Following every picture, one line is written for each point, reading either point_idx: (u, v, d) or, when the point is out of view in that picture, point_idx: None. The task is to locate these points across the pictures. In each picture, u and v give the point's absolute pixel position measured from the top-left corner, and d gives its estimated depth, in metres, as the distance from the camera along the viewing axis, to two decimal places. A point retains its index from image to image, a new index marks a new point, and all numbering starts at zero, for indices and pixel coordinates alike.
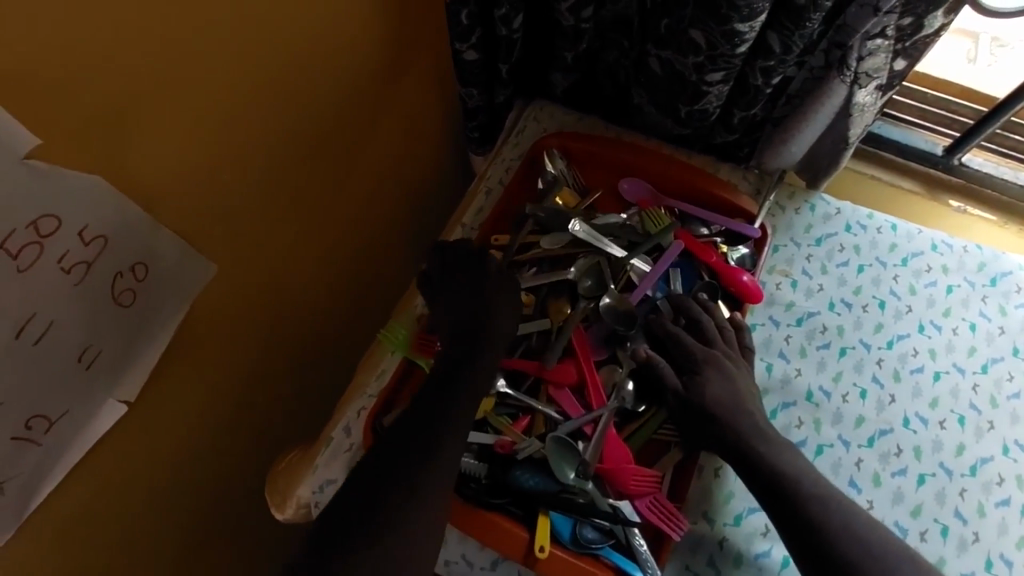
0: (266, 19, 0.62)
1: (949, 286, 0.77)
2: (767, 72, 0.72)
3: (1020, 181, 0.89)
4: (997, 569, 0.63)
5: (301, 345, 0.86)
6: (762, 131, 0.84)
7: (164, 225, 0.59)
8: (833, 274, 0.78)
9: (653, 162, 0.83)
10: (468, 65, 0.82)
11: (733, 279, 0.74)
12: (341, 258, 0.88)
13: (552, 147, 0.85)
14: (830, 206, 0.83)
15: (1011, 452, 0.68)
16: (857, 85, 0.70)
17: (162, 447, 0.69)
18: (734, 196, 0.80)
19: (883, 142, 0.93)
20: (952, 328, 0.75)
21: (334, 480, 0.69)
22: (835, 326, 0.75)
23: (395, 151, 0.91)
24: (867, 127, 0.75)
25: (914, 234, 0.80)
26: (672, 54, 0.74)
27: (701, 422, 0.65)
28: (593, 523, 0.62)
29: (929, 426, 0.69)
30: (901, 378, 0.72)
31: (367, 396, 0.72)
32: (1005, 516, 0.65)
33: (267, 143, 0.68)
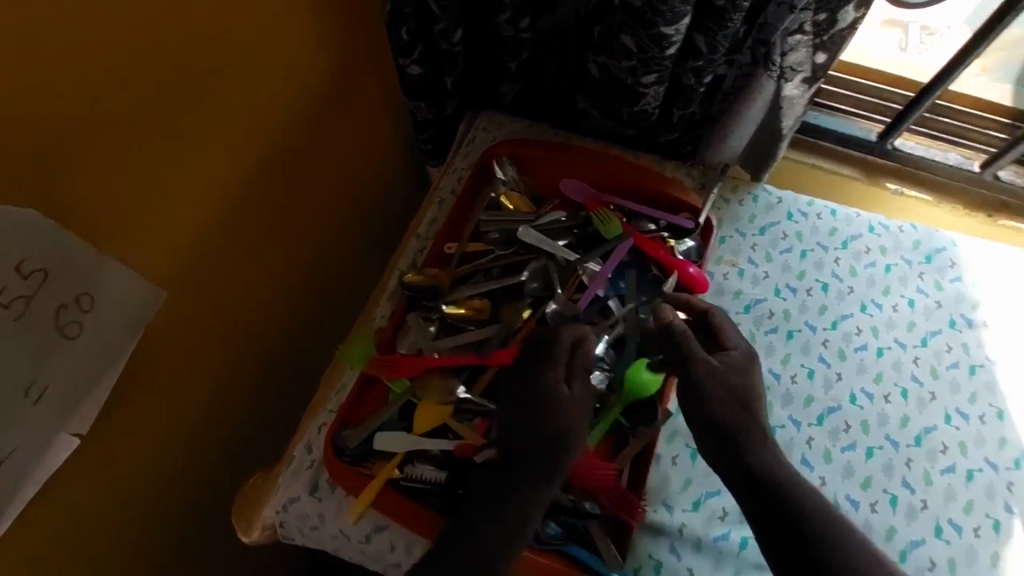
0: (203, 44, 0.63)
1: (887, 265, 0.80)
2: (698, 71, 0.75)
3: (950, 161, 0.93)
4: (947, 534, 0.66)
5: (261, 366, 0.86)
6: (703, 128, 0.86)
7: (109, 255, 0.60)
8: (777, 261, 0.81)
9: (599, 164, 0.85)
10: (413, 79, 0.84)
11: (681, 272, 0.76)
12: (298, 277, 0.88)
13: (502, 155, 0.87)
14: (771, 196, 0.86)
15: (953, 420, 0.71)
16: (784, 79, 0.73)
17: (122, 478, 0.69)
18: (678, 191, 0.83)
19: (822, 131, 0.96)
20: (892, 305, 0.78)
21: (298, 498, 0.68)
22: (781, 311, 0.78)
23: (346, 168, 0.92)
24: (798, 118, 0.78)
25: (851, 218, 0.84)
26: (608, 59, 0.76)
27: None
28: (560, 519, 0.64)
29: (875, 400, 0.72)
30: (846, 357, 0.75)
31: (328, 412, 0.72)
32: (950, 483, 0.68)
33: (213, 167, 0.69)
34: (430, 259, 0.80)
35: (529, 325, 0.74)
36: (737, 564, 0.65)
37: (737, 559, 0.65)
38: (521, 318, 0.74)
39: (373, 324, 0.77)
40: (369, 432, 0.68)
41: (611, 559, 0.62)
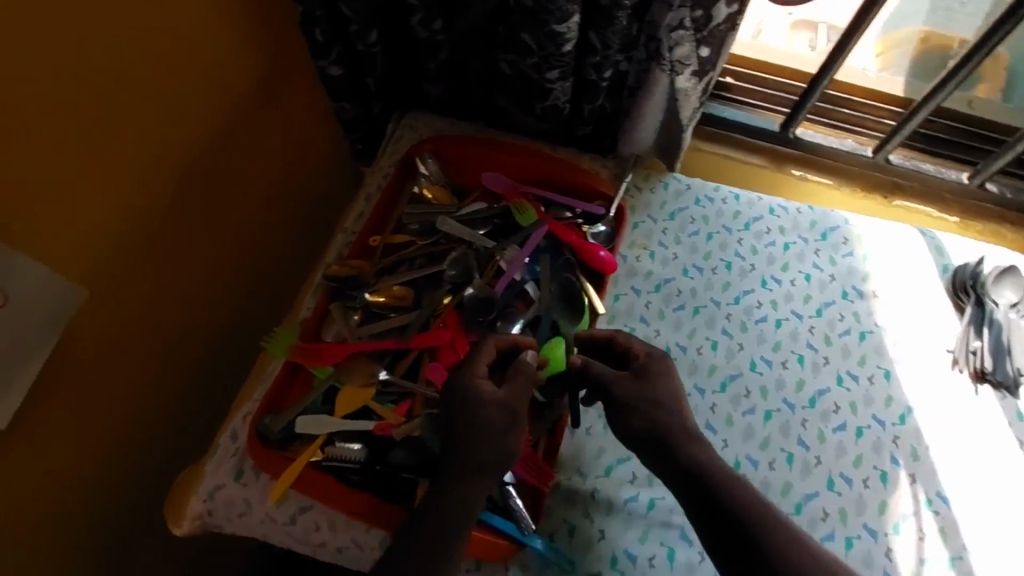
0: (114, 48, 0.65)
1: (786, 243, 0.86)
2: (597, 67, 0.80)
3: (846, 147, 1.01)
4: (838, 487, 0.71)
5: (196, 363, 0.87)
6: (617, 122, 0.92)
7: (23, 252, 0.62)
8: (685, 243, 0.86)
9: (517, 158, 0.90)
10: (335, 80, 0.88)
11: (592, 255, 0.81)
12: (231, 275, 0.90)
13: (426, 152, 0.91)
14: (681, 182, 0.91)
15: (844, 382, 0.77)
16: (675, 73, 0.79)
17: (47, 480, 0.69)
18: (591, 179, 0.88)
19: (734, 124, 1.03)
20: (791, 280, 0.84)
21: (223, 485, 0.70)
22: (689, 289, 0.82)
23: (277, 168, 0.94)
24: (696, 109, 0.84)
25: (754, 201, 0.90)
26: (516, 57, 0.81)
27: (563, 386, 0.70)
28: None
29: (773, 367, 0.77)
30: (748, 328, 0.80)
31: (253, 401, 0.74)
32: (842, 439, 0.73)
33: (130, 167, 0.71)
34: (353, 251, 0.83)
35: (450, 310, 0.77)
36: (644, 524, 0.68)
37: (645, 519, 0.69)
38: (443, 304, 0.78)
39: (299, 316, 0.80)
40: (292, 417, 0.71)
41: (523, 524, 0.66)
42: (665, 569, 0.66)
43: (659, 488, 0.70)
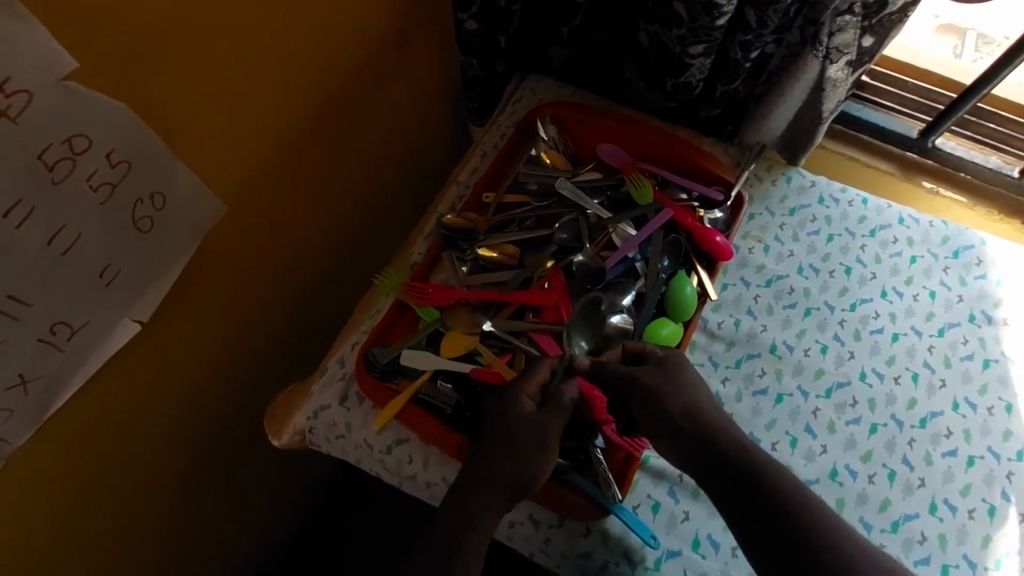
0: None
1: (913, 256, 0.82)
2: (745, 46, 0.77)
3: (990, 166, 0.94)
4: (941, 513, 0.67)
5: (302, 292, 0.93)
6: (745, 109, 0.89)
7: (181, 160, 0.65)
8: (803, 242, 0.83)
9: (638, 132, 0.88)
10: (469, 34, 0.88)
11: (707, 239, 0.78)
12: (339, 211, 0.94)
13: (546, 116, 0.90)
14: (805, 179, 0.88)
15: (960, 409, 0.73)
16: (829, 60, 0.75)
17: (170, 372, 0.75)
18: (713, 164, 0.85)
19: (862, 124, 0.98)
20: (913, 294, 0.79)
21: (328, 406, 0.74)
22: (802, 288, 0.80)
23: (395, 116, 0.97)
24: (840, 102, 0.81)
25: (883, 208, 0.85)
26: (659, 27, 0.79)
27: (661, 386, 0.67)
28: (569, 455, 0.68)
29: (884, 381, 0.74)
30: (861, 337, 0.76)
31: (361, 333, 0.78)
32: (951, 466, 0.70)
33: (280, 96, 0.74)
34: (467, 204, 0.84)
35: (555, 272, 0.77)
36: None
37: None
38: (546, 266, 0.78)
39: (410, 259, 0.82)
40: (397, 351, 0.73)
41: (609, 492, 0.66)
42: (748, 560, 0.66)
43: None
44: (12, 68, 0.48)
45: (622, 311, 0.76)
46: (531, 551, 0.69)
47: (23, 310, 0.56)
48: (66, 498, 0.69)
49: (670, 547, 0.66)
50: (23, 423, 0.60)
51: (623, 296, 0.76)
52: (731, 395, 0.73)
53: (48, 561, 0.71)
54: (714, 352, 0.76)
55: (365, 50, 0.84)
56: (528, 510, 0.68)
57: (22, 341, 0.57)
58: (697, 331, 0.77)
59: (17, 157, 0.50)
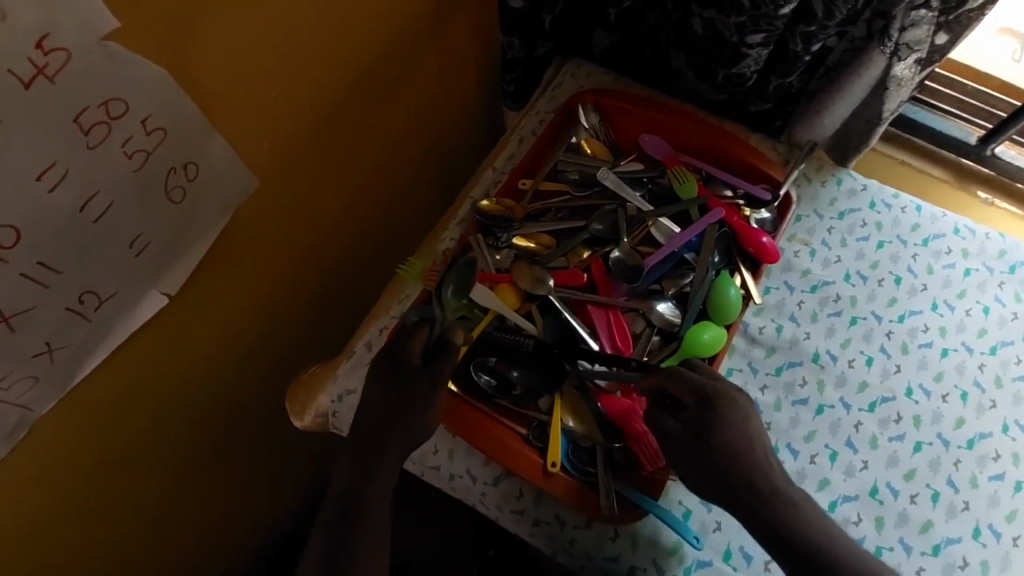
0: None
1: (967, 269, 0.78)
2: (807, 37, 0.73)
3: None
4: (984, 538, 0.65)
5: (329, 270, 0.91)
6: (797, 104, 0.85)
7: (217, 131, 0.62)
8: (852, 248, 0.80)
9: (685, 125, 0.84)
10: (513, 13, 0.85)
11: (752, 240, 0.75)
12: (369, 191, 0.91)
13: (588, 103, 0.87)
14: (856, 182, 0.84)
15: (1010, 431, 0.69)
16: (896, 57, 0.71)
17: (194, 347, 0.73)
18: (762, 161, 0.81)
19: (917, 127, 0.93)
20: (965, 309, 0.76)
21: (353, 391, 0.72)
22: (849, 296, 0.77)
23: (431, 94, 0.94)
24: (902, 102, 0.76)
25: (937, 216, 0.81)
26: (716, 14, 0.75)
27: (720, 441, 0.64)
28: (576, 465, 0.65)
29: (931, 398, 0.71)
30: (909, 351, 0.73)
31: (389, 317, 0.75)
32: (997, 490, 0.67)
33: (320, 66, 0.71)
34: (503, 189, 0.81)
35: (596, 263, 0.75)
36: None
37: None
38: (585, 257, 0.76)
39: (441, 245, 0.79)
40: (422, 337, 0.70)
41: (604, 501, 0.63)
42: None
43: None
44: (52, 24, 0.45)
45: (668, 300, 0.74)
46: (554, 551, 0.67)
47: (52, 278, 0.54)
48: (87, 468, 0.68)
49: (701, 557, 0.64)
50: (49, 390, 0.59)
51: (662, 301, 0.73)
52: (770, 404, 0.71)
53: (68, 530, 0.70)
54: (754, 357, 0.74)
55: (407, 25, 0.81)
56: (554, 509, 0.66)
57: (49, 308, 0.55)
58: (737, 334, 0.74)
59: (52, 119, 0.48)
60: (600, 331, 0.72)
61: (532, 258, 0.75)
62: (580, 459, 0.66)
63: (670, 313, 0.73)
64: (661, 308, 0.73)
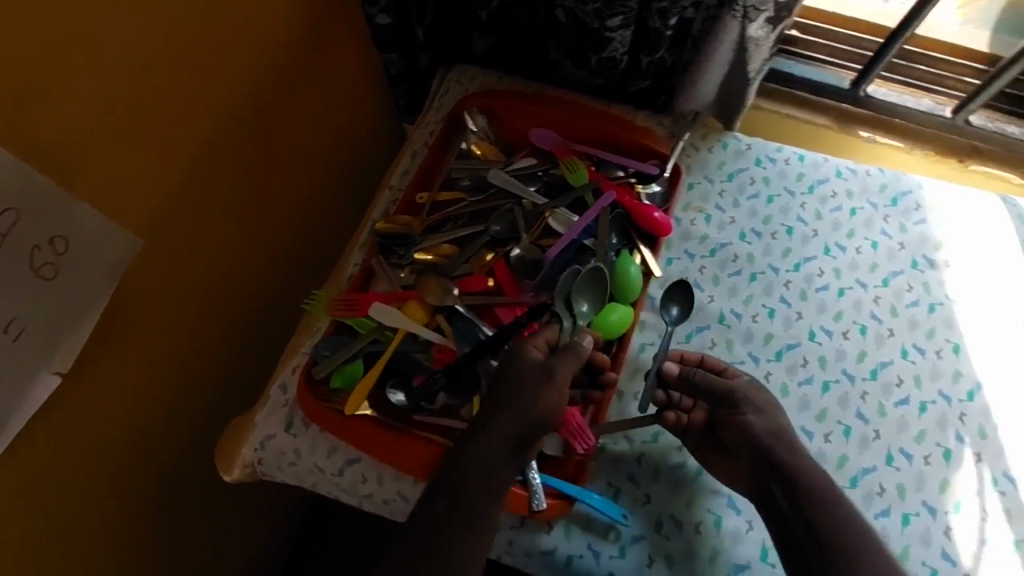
0: None
1: (853, 209, 0.82)
2: (663, 13, 0.74)
3: (923, 108, 0.93)
4: (897, 462, 0.68)
5: (244, 313, 0.89)
6: (675, 77, 0.87)
7: (81, 200, 0.60)
8: (744, 206, 0.83)
9: (570, 114, 0.86)
10: (381, 30, 0.85)
11: (645, 216, 0.77)
12: (274, 230, 0.90)
13: (475, 107, 0.87)
14: (741, 143, 0.87)
15: (909, 355, 0.73)
16: (747, 19, 0.73)
17: (107, 420, 0.71)
18: (646, 137, 0.84)
19: (795, 80, 0.96)
20: (856, 248, 0.79)
21: (274, 435, 0.71)
22: (746, 254, 0.79)
23: (323, 120, 0.93)
24: (765, 62, 0.78)
25: (820, 163, 0.85)
26: (574, 3, 0.76)
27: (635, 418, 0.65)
28: None
29: (833, 337, 0.74)
30: (808, 297, 0.76)
31: (302, 354, 0.74)
32: (904, 414, 0.70)
33: (187, 115, 0.70)
34: (400, 206, 0.81)
35: (498, 264, 0.76)
36: (692, 490, 0.67)
37: (692, 486, 0.67)
38: (487, 259, 0.76)
39: (346, 271, 0.79)
40: (332, 369, 0.70)
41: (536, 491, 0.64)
42: (711, 537, 0.65)
43: None
44: None
45: None
46: (497, 555, 0.67)
47: None
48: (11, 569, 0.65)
49: (634, 533, 0.65)
50: None
51: None
52: None
53: None
54: (664, 329, 0.76)
55: (277, 58, 0.80)
56: None
57: None
58: (644, 310, 0.76)
59: None
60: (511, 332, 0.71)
61: (436, 270, 0.75)
62: None
63: (578, 301, 0.73)
64: (568, 298, 0.73)
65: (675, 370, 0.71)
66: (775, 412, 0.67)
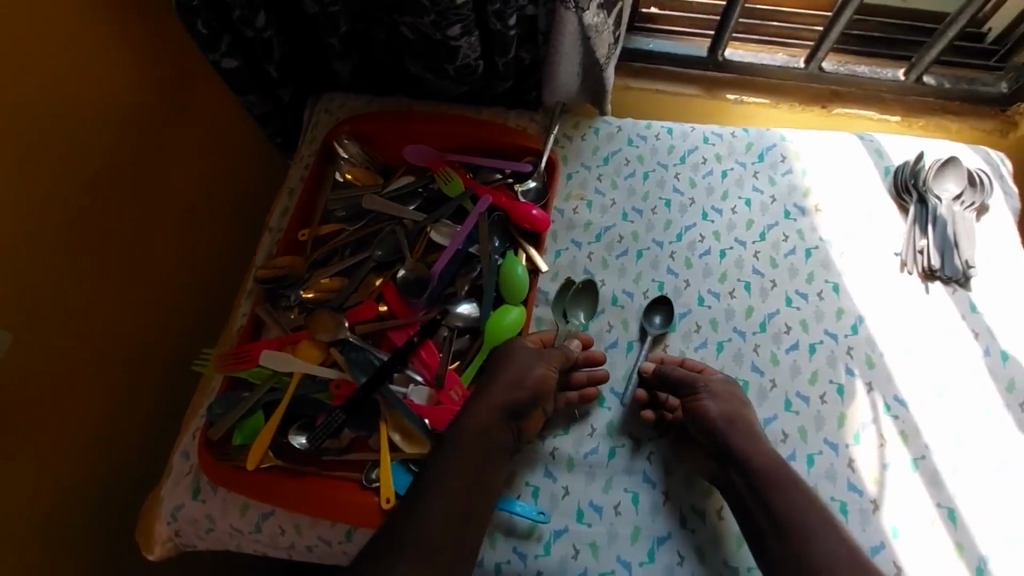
0: None
1: (724, 171, 0.84)
2: (499, 15, 0.75)
3: (777, 62, 0.97)
4: (795, 406, 0.70)
5: (154, 383, 0.84)
6: (536, 73, 0.88)
7: None
8: (622, 187, 0.84)
9: (439, 126, 0.86)
10: (231, 73, 0.84)
11: (525, 216, 0.78)
12: (169, 296, 0.86)
13: (345, 134, 0.86)
14: (612, 125, 0.89)
15: (794, 302, 0.76)
16: (580, 9, 0.75)
17: (10, 537, 0.66)
18: (516, 137, 0.85)
19: (656, 56, 0.98)
20: (731, 208, 0.82)
21: (182, 505, 0.69)
22: (630, 233, 0.81)
23: (199, 171, 0.90)
24: (610, 45, 0.80)
25: (687, 132, 0.87)
26: (413, 18, 0.77)
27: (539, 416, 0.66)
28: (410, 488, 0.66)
29: (721, 298, 0.76)
30: (693, 264, 0.79)
31: (200, 417, 0.72)
32: (796, 359, 0.73)
33: (31, 197, 0.66)
34: (282, 246, 0.80)
35: (387, 289, 0.75)
36: (607, 473, 0.68)
37: (607, 469, 0.69)
38: (376, 285, 0.76)
39: (236, 323, 0.77)
40: (229, 427, 0.69)
41: None
42: (631, 515, 0.66)
43: (618, 438, 0.70)
44: None
45: (465, 300, 0.75)
46: None
47: None
48: None
49: (555, 527, 0.66)
50: None
51: (459, 305, 0.74)
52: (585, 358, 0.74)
53: None
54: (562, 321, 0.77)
55: (128, 119, 0.77)
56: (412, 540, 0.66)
57: None
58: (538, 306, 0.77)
59: None
60: (407, 355, 0.71)
61: (324, 306, 0.74)
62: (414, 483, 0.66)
63: (470, 311, 0.74)
64: (461, 311, 0.74)
65: (649, 368, 0.72)
66: (732, 398, 0.68)
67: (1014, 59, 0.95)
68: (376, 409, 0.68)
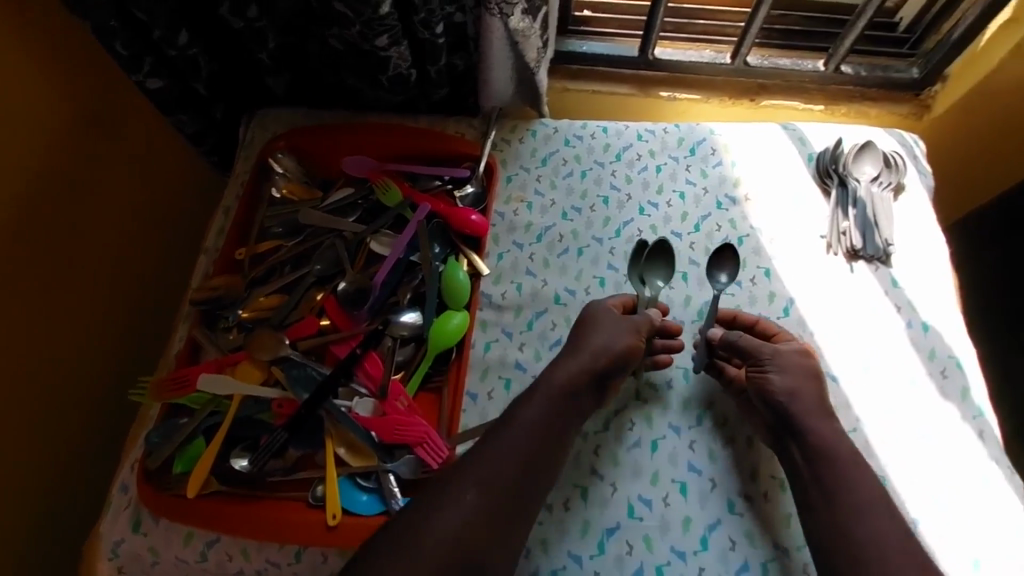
0: None
1: (658, 166, 0.87)
2: (426, 24, 0.76)
3: (705, 59, 1.00)
4: None
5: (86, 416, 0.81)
6: (470, 80, 0.89)
7: None
8: (561, 187, 0.86)
9: (376, 137, 0.86)
10: (157, 93, 0.82)
11: (464, 221, 0.79)
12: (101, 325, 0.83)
13: (280, 149, 0.86)
14: (548, 127, 0.90)
15: (728, 289, 0.78)
16: (505, 15, 0.76)
17: None
18: (454, 144, 0.86)
19: (591, 58, 1.00)
20: (666, 202, 0.84)
21: (122, 540, 0.66)
22: (570, 232, 0.82)
23: (129, 194, 0.87)
24: (539, 49, 0.81)
25: (621, 130, 0.89)
26: (340, 30, 0.76)
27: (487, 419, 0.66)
28: (358, 501, 0.65)
29: (659, 290, 0.78)
30: (632, 258, 0.80)
31: (139, 448, 0.70)
32: None
33: None
34: (219, 266, 0.78)
35: (327, 303, 0.75)
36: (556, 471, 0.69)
37: None
38: (316, 300, 0.75)
39: (173, 348, 0.75)
40: (169, 454, 0.67)
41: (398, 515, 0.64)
42: (580, 510, 0.67)
43: None
44: None
45: (408, 308, 0.75)
46: None
47: None
48: None
49: None
50: None
51: (402, 314, 0.74)
52: (530, 358, 0.75)
53: None
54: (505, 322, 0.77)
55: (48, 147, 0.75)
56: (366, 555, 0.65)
57: None
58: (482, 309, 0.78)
59: None
60: (349, 367, 0.70)
61: (264, 324, 0.73)
62: (361, 496, 0.66)
63: (412, 319, 0.74)
64: (404, 319, 0.74)
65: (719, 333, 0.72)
66: (801, 372, 0.67)
67: (924, 46, 1.00)
68: (318, 425, 0.68)
